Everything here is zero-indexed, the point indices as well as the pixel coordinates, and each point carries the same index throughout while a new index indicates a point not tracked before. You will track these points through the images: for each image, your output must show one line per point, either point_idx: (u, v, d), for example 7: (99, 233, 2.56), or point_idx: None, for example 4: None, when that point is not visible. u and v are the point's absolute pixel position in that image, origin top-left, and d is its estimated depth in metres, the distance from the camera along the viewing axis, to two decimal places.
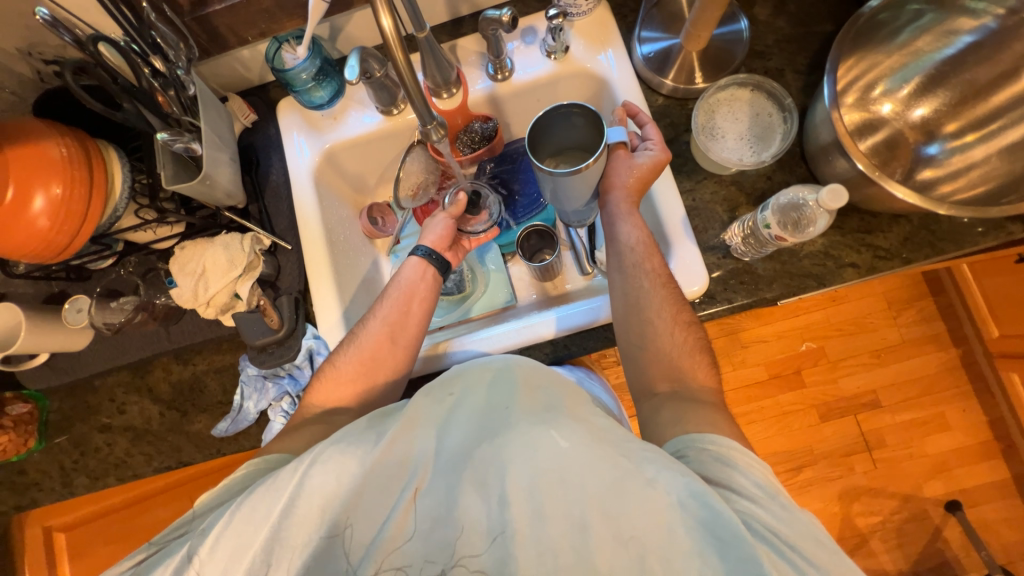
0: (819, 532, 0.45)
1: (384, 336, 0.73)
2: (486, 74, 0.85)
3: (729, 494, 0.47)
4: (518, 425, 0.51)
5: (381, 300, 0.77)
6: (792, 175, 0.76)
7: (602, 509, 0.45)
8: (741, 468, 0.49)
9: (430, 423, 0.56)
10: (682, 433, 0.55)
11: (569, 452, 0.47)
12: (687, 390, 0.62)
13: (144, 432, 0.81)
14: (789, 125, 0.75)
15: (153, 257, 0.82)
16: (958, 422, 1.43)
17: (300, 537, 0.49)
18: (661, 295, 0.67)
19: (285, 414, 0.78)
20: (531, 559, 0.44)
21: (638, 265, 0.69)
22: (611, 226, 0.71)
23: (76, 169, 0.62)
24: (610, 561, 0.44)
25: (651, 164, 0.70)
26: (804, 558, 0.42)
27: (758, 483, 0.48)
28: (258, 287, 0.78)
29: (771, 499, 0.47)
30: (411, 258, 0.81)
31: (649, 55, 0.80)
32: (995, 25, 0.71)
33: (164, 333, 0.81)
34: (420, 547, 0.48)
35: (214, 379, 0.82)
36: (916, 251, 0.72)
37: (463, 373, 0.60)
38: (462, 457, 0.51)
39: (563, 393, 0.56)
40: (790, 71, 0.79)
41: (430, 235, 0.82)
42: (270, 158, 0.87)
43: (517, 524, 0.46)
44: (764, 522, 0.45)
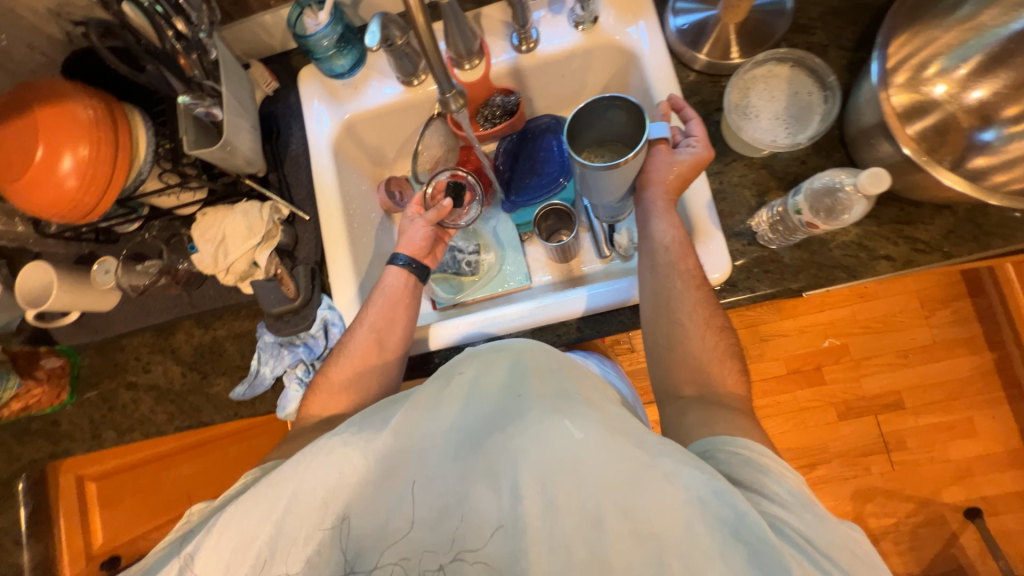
0: (855, 542, 0.44)
1: (370, 343, 0.74)
2: (510, 45, 0.82)
3: (760, 499, 0.46)
4: (530, 414, 0.50)
5: (366, 307, 0.77)
6: (829, 160, 0.71)
7: (618, 503, 0.45)
8: (773, 473, 0.48)
9: (439, 401, 0.54)
10: (710, 434, 0.54)
11: (585, 444, 0.47)
12: (713, 394, 0.61)
13: (168, 391, 0.85)
14: (829, 105, 0.70)
15: (177, 223, 0.84)
16: (987, 428, 1.37)
17: (303, 531, 0.48)
18: (688, 289, 0.65)
19: (300, 381, 0.80)
20: (540, 553, 0.45)
21: (670, 265, 0.67)
22: (647, 222, 0.69)
23: (102, 132, 0.63)
24: (627, 557, 0.43)
25: (692, 162, 0.67)
26: (838, 566, 0.41)
27: (790, 491, 0.47)
28: (276, 257, 0.78)
29: (805, 507, 0.45)
30: (391, 266, 0.80)
31: (683, 27, 0.76)
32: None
33: (186, 297, 0.83)
34: (427, 536, 0.48)
35: (233, 344, 0.84)
36: (959, 245, 0.67)
37: (475, 355, 0.58)
38: (471, 446, 0.51)
39: (577, 379, 0.55)
40: (834, 47, 0.74)
41: (408, 244, 0.82)
42: (291, 127, 0.87)
43: (528, 519, 0.46)
44: (797, 529, 0.43)
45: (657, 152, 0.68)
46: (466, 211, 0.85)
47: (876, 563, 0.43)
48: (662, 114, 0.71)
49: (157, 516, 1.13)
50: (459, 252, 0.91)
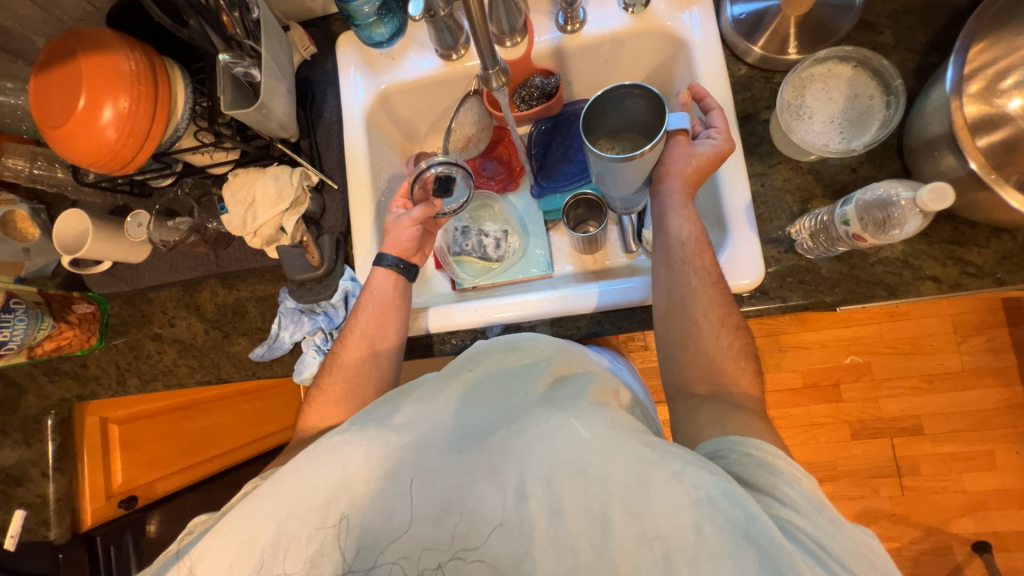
0: (867, 544, 0.43)
1: (363, 349, 0.73)
2: (555, 24, 0.79)
3: (773, 503, 0.45)
4: (535, 412, 0.51)
5: (357, 312, 0.75)
6: (881, 171, 0.67)
7: (625, 504, 0.44)
8: (786, 474, 0.47)
9: (446, 397, 0.54)
10: (722, 433, 0.53)
11: (591, 443, 0.47)
12: (727, 395, 0.59)
13: (190, 346, 0.87)
14: (891, 111, 0.66)
15: (208, 181, 0.85)
16: (1009, 464, 1.32)
17: (308, 529, 0.48)
18: (706, 289, 0.63)
19: (317, 348, 0.81)
20: (546, 555, 0.45)
21: (686, 263, 0.65)
22: (664, 217, 0.67)
23: (142, 85, 0.63)
24: (634, 560, 0.43)
25: (712, 154, 0.65)
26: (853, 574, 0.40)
27: (804, 494, 0.45)
28: (302, 224, 0.79)
29: (820, 511, 0.44)
30: (377, 267, 0.77)
31: (740, 17, 0.72)
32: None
33: (213, 257, 0.84)
34: (431, 530, 0.47)
35: (255, 306, 0.86)
36: (1013, 272, 0.63)
37: (483, 354, 0.59)
38: (478, 442, 0.51)
39: (585, 381, 0.55)
40: (902, 49, 0.69)
41: (393, 241, 0.79)
42: (325, 93, 0.86)
43: (534, 519, 0.46)
44: (809, 534, 0.42)
45: (674, 144, 0.66)
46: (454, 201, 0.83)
47: (890, 569, 0.42)
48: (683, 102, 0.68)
49: (168, 466, 1.16)
50: (483, 236, 0.90)
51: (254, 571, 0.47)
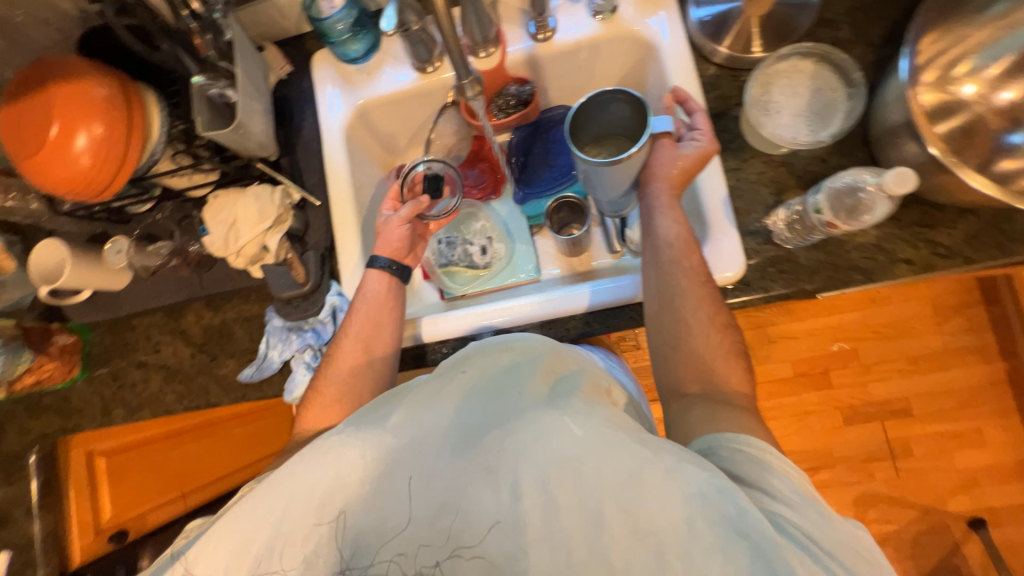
0: (856, 539, 0.44)
1: (358, 350, 0.73)
2: (527, 33, 0.81)
3: (764, 497, 0.45)
4: (529, 411, 0.50)
5: (351, 314, 0.75)
6: (850, 160, 0.69)
7: (618, 501, 0.44)
8: (776, 469, 0.48)
9: (441, 396, 0.54)
10: (712, 432, 0.54)
11: (585, 441, 0.46)
12: (717, 392, 0.60)
13: (177, 371, 0.86)
14: (853, 103, 0.68)
15: (189, 205, 0.84)
16: (996, 439, 1.35)
17: (304, 529, 0.48)
18: (694, 285, 0.64)
19: (308, 366, 0.79)
20: (541, 551, 0.44)
21: (675, 263, 0.66)
22: (653, 218, 0.67)
23: (116, 111, 0.63)
24: (627, 556, 0.43)
25: (696, 155, 0.66)
26: (839, 563, 0.41)
27: (794, 489, 0.46)
28: (286, 241, 0.78)
29: (808, 505, 0.45)
30: (371, 268, 0.77)
31: (704, 19, 0.74)
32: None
33: (196, 279, 0.84)
34: (424, 533, 0.47)
35: (242, 327, 0.84)
36: (981, 250, 0.66)
37: (477, 355, 0.57)
38: (471, 444, 0.50)
39: (579, 379, 0.54)
40: (860, 43, 0.71)
41: (386, 244, 0.78)
42: (303, 111, 0.86)
43: (528, 517, 0.45)
44: (798, 526, 0.43)
45: (659, 146, 0.67)
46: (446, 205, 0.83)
47: (878, 562, 0.43)
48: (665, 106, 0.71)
49: (161, 495, 1.14)
50: (470, 245, 0.92)
51: (248, 574, 0.47)
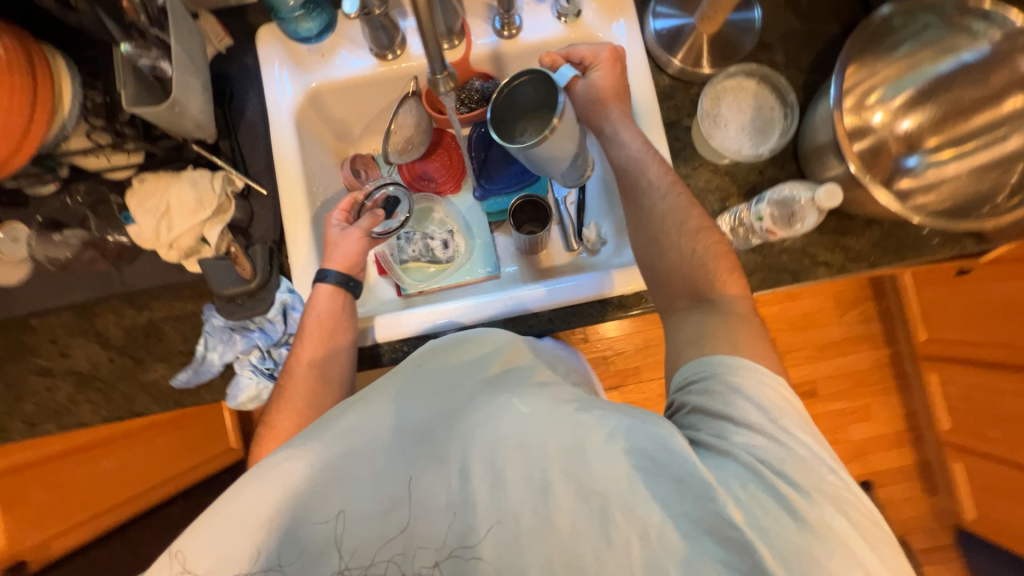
0: (815, 450, 0.47)
1: (315, 379, 0.70)
2: (492, 29, 0.80)
3: (724, 429, 0.50)
4: (478, 398, 0.51)
5: (302, 338, 0.72)
6: (782, 172, 0.77)
7: (562, 468, 0.45)
8: (744, 392, 0.51)
9: (392, 392, 0.51)
10: (697, 356, 0.57)
11: (532, 417, 0.48)
12: (710, 301, 0.63)
13: (92, 378, 0.75)
14: (788, 121, 0.76)
15: (104, 188, 0.73)
16: (880, 414, 1.59)
17: (241, 558, 0.42)
18: (654, 193, 0.68)
19: (253, 368, 0.74)
20: (488, 525, 0.44)
21: (643, 173, 0.70)
22: (608, 145, 0.73)
23: (14, 76, 0.55)
24: (573, 519, 0.44)
25: (608, 75, 0.73)
26: (790, 478, 0.45)
27: (760, 408, 0.50)
28: (228, 233, 0.72)
29: (773, 424, 0.49)
30: (319, 284, 0.73)
31: (661, 31, 0.78)
32: (999, 42, 0.65)
33: (116, 274, 0.75)
34: (376, 531, 0.44)
35: (173, 327, 0.76)
36: (882, 255, 0.77)
37: (435, 351, 0.56)
38: (422, 437, 0.48)
39: (530, 365, 0.56)
40: (793, 67, 0.79)
41: (340, 254, 0.75)
42: (246, 90, 0.79)
43: (475, 497, 0.45)
44: (755, 450, 0.48)
45: (574, 92, 0.76)
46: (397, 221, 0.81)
47: (834, 467, 0.47)
48: (551, 66, 0.74)
49: (77, 512, 0.98)
50: (430, 240, 0.90)
51: None
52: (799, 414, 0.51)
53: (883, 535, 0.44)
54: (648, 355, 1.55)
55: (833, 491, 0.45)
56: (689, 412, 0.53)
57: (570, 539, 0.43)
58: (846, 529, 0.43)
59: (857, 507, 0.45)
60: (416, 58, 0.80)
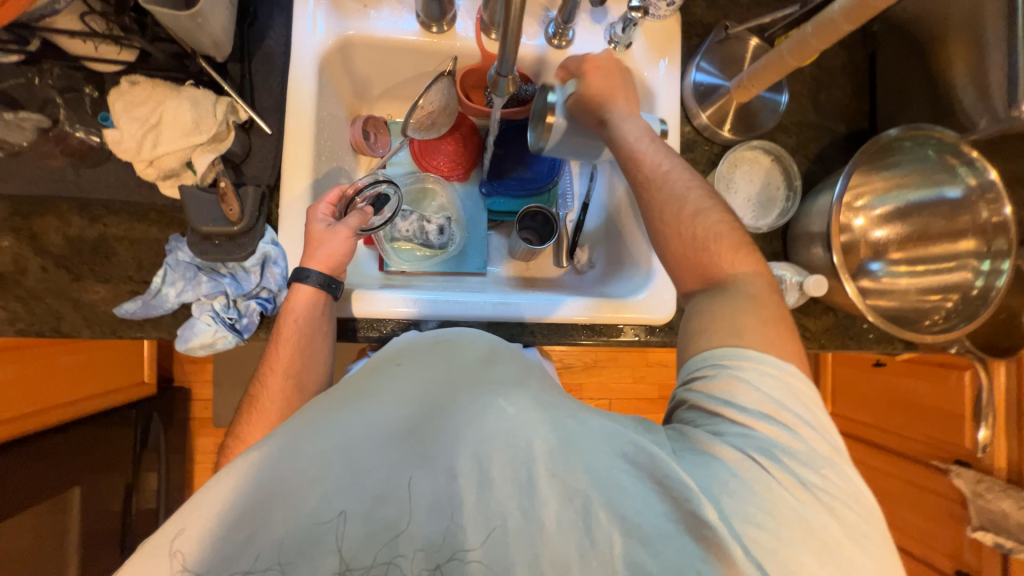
0: (812, 445, 0.45)
1: (288, 390, 0.65)
2: (544, 33, 0.79)
3: (720, 423, 0.47)
4: (462, 395, 0.48)
5: (276, 345, 0.66)
6: (768, 246, 0.84)
7: (551, 468, 0.43)
8: (749, 380, 0.48)
9: (374, 393, 0.47)
10: (698, 352, 0.54)
11: (519, 416, 0.45)
12: (717, 283, 0.58)
13: (14, 284, 0.66)
14: (788, 204, 0.82)
15: (78, 75, 0.65)
16: None
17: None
18: (679, 175, 0.64)
19: (213, 315, 0.67)
20: (475, 524, 0.40)
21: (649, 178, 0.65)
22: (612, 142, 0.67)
23: None
24: (559, 515, 0.41)
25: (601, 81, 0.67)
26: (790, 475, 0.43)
27: (760, 398, 0.47)
28: (219, 165, 0.67)
29: (773, 416, 0.46)
30: (296, 287, 0.67)
31: (699, 85, 0.82)
32: (972, 188, 0.75)
33: (71, 175, 0.65)
34: (358, 532, 0.38)
35: (128, 250, 0.68)
36: (831, 340, 0.85)
37: (410, 350, 0.55)
38: (407, 430, 0.44)
39: (511, 368, 0.54)
40: (799, 154, 0.86)
41: (324, 248, 0.67)
42: (272, 17, 0.72)
43: (463, 496, 0.41)
44: (756, 446, 0.45)
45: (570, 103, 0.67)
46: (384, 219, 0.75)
47: (835, 462, 0.45)
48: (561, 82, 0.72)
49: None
50: (426, 222, 0.88)
51: None
52: (804, 401, 0.48)
53: (874, 534, 0.43)
54: (593, 375, 1.62)
55: (823, 490, 0.43)
56: (688, 408, 0.51)
57: (557, 538, 0.41)
58: (833, 525, 0.42)
59: (850, 504, 0.43)
60: (462, 39, 0.78)
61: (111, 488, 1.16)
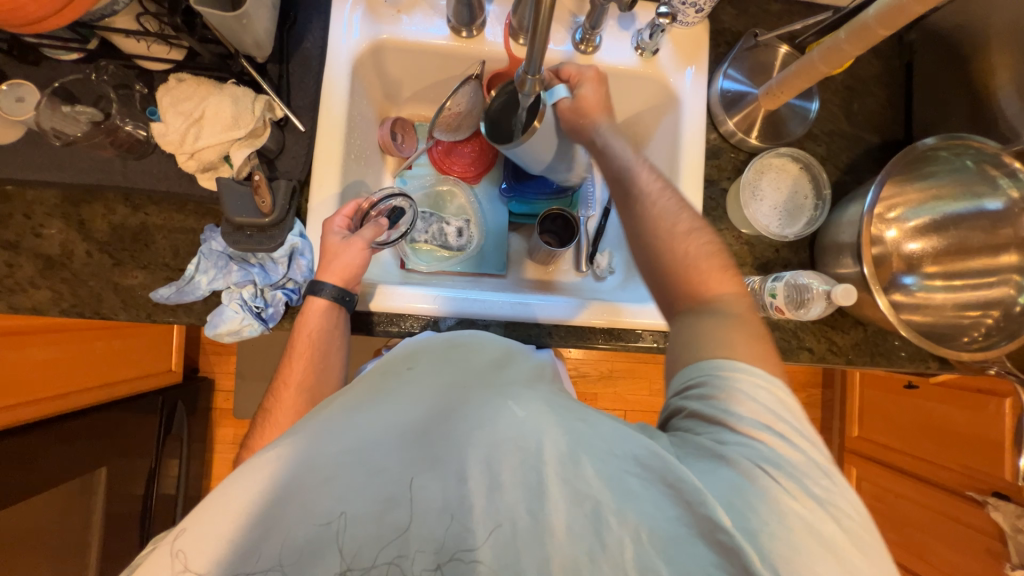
0: (812, 456, 0.44)
1: (300, 403, 0.67)
2: (571, 39, 0.81)
3: (723, 434, 0.45)
4: (473, 397, 0.47)
5: (292, 358, 0.69)
6: (795, 256, 0.82)
7: (560, 473, 0.42)
8: (743, 392, 0.46)
9: (386, 398, 0.47)
10: (697, 362, 0.51)
11: (529, 421, 0.44)
12: (708, 308, 0.55)
13: (61, 266, 0.70)
14: (817, 213, 0.81)
15: (131, 72, 0.69)
16: None
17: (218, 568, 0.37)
18: (664, 194, 0.63)
19: (241, 303, 0.69)
20: (484, 526, 0.40)
21: (624, 187, 0.65)
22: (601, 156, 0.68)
23: None
24: (568, 520, 0.41)
25: (595, 93, 0.71)
26: (792, 484, 0.42)
27: (755, 411, 0.45)
28: (253, 160, 0.70)
29: (770, 429, 0.44)
30: (316, 297, 0.68)
31: (726, 92, 0.81)
32: (1014, 201, 0.72)
33: (118, 165, 0.69)
34: (371, 532, 0.39)
35: (167, 238, 0.72)
36: (860, 355, 0.82)
37: (425, 353, 0.55)
38: (417, 432, 0.44)
39: (521, 370, 0.54)
40: (829, 163, 0.84)
41: (344, 258, 0.69)
42: (310, 20, 0.76)
43: (473, 500, 0.41)
44: (751, 455, 0.43)
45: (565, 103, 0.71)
46: (397, 230, 0.78)
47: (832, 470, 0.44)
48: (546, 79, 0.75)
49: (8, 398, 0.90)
50: (446, 225, 0.91)
51: None
52: (797, 414, 0.47)
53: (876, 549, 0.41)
54: (608, 385, 1.59)
55: (826, 503, 0.41)
56: (688, 416, 0.48)
57: (565, 543, 0.40)
58: (842, 537, 0.40)
59: (851, 517, 0.41)
60: (491, 44, 0.79)
61: (135, 471, 1.20)
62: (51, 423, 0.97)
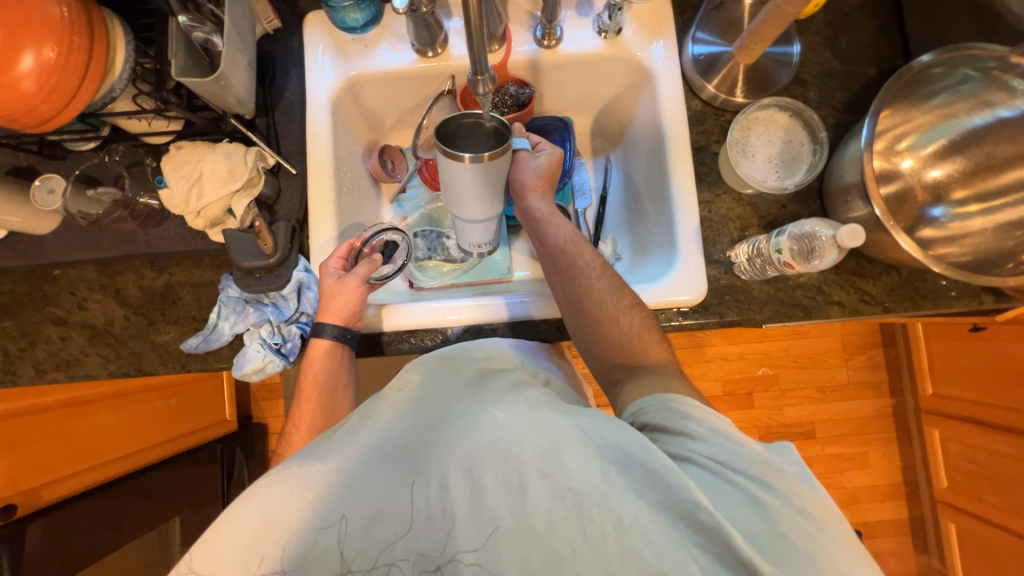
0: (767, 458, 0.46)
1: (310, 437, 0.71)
2: (533, 37, 0.82)
3: (683, 441, 0.48)
4: (457, 408, 0.51)
5: (302, 395, 0.72)
6: (805, 208, 0.77)
7: (540, 469, 0.43)
8: (696, 415, 0.50)
9: (376, 416, 0.50)
10: (654, 393, 0.56)
11: (510, 423, 0.47)
12: (642, 369, 0.64)
13: (105, 333, 0.77)
14: (817, 158, 0.76)
15: (140, 150, 0.76)
16: (877, 462, 1.57)
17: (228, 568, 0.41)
18: (599, 271, 0.70)
19: (262, 342, 0.74)
20: (467, 525, 0.43)
21: (571, 263, 0.71)
22: (542, 229, 0.72)
23: (74, 36, 0.57)
24: (549, 514, 0.42)
25: (550, 161, 0.73)
26: (750, 482, 0.44)
27: (711, 427, 0.48)
28: (254, 208, 0.74)
29: (724, 438, 0.47)
30: (317, 340, 0.72)
31: (699, 56, 0.79)
32: None
33: (141, 235, 0.76)
34: (361, 541, 0.42)
35: (190, 293, 0.78)
36: (898, 302, 0.76)
37: (417, 368, 0.56)
38: (405, 446, 0.48)
39: (506, 376, 0.56)
40: (826, 105, 0.80)
41: (339, 295, 0.72)
42: (288, 72, 0.81)
43: (455, 508, 0.44)
44: (708, 456, 0.46)
45: (520, 162, 0.70)
46: (388, 265, 0.81)
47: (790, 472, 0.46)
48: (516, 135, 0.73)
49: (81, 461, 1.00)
50: (446, 239, 0.92)
51: None
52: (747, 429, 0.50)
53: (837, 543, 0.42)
54: None
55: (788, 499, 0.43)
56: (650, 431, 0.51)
57: (548, 537, 0.41)
58: (806, 526, 0.41)
59: (811, 514, 0.43)
60: (456, 57, 0.82)
61: (206, 517, 1.28)
62: (124, 480, 1.06)
